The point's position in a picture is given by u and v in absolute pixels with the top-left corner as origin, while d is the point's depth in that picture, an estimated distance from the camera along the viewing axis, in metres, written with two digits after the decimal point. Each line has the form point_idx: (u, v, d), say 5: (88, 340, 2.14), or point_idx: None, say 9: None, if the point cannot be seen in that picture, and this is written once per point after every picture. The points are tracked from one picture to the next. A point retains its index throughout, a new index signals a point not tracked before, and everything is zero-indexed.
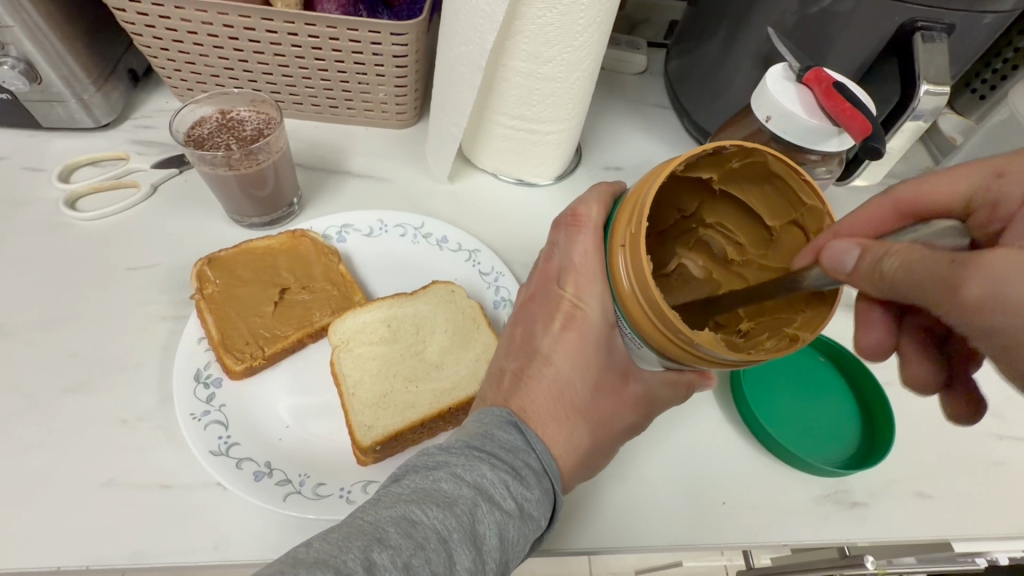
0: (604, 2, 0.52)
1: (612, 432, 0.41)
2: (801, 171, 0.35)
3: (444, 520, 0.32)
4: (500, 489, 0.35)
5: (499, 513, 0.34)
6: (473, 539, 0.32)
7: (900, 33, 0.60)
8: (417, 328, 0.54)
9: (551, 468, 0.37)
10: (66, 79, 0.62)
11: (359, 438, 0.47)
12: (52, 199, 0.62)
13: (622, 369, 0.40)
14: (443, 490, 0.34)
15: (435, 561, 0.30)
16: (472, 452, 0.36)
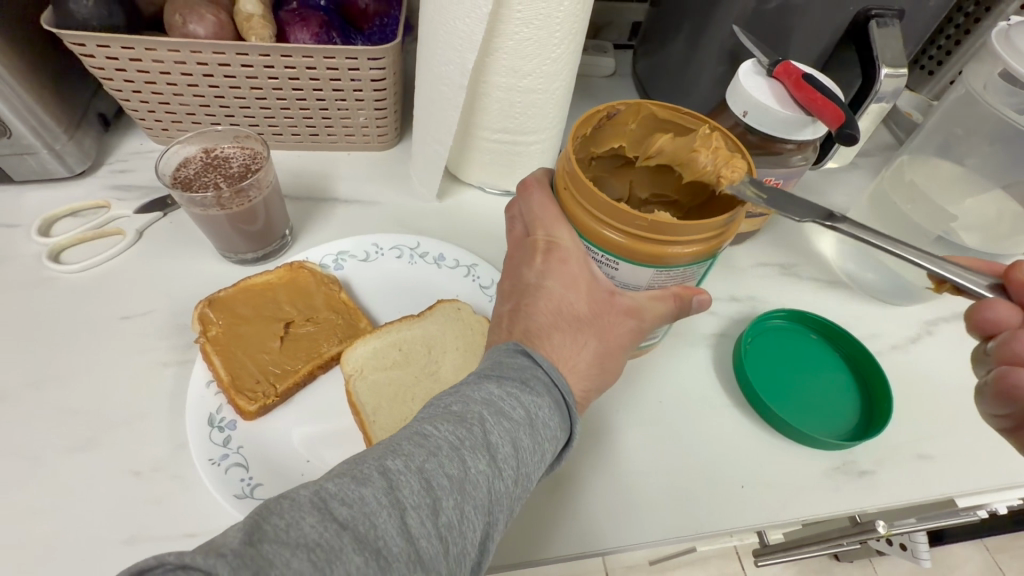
0: (577, 14, 0.54)
1: (617, 340, 0.44)
2: (682, 108, 0.45)
3: (456, 432, 0.33)
4: (510, 401, 0.36)
5: (511, 423, 0.35)
6: (489, 449, 0.33)
7: (855, 23, 0.63)
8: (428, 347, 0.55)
9: (559, 379, 0.39)
10: (37, 130, 0.60)
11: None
12: (32, 254, 0.60)
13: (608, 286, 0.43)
14: (453, 408, 0.35)
15: (448, 465, 0.31)
16: (479, 377, 0.38)
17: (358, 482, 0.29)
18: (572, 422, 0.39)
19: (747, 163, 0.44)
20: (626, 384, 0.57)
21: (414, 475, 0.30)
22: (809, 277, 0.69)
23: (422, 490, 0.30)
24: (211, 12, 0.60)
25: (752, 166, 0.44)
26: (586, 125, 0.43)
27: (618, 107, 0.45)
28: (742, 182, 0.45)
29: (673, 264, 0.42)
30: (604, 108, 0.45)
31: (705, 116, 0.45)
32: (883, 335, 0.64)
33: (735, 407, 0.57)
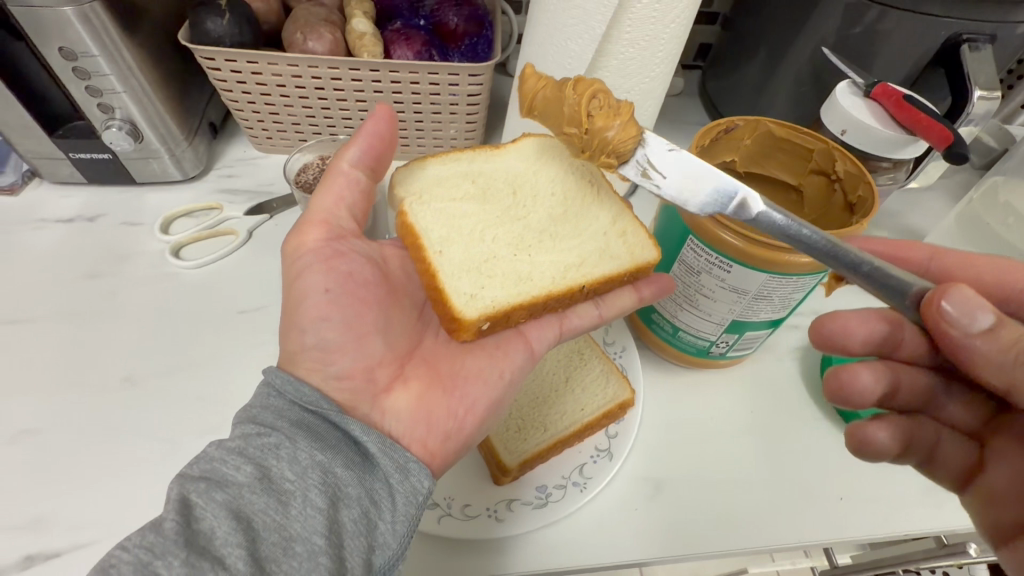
0: (680, 36, 0.56)
1: (362, 290, 0.45)
2: (798, 127, 0.48)
3: (258, 491, 0.33)
4: (289, 446, 0.36)
5: (374, 434, 0.39)
6: (286, 475, 0.35)
7: (946, 47, 0.63)
8: (638, 289, 0.50)
9: (313, 402, 0.39)
10: (164, 137, 0.65)
11: (462, 314, 0.45)
12: (154, 251, 0.64)
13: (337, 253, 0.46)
14: (287, 414, 0.38)
15: (260, 506, 0.33)
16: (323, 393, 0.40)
17: (233, 516, 0.31)
18: (377, 465, 0.38)
19: (865, 178, 0.45)
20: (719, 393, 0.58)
21: (220, 511, 0.31)
22: None
23: (233, 527, 0.31)
24: (329, 31, 0.64)
25: (871, 181, 0.45)
26: (701, 140, 0.48)
27: (737, 123, 0.49)
28: (854, 198, 0.47)
29: (789, 271, 0.43)
30: (722, 123, 0.50)
31: (821, 135, 0.48)
32: None
33: (829, 421, 0.57)
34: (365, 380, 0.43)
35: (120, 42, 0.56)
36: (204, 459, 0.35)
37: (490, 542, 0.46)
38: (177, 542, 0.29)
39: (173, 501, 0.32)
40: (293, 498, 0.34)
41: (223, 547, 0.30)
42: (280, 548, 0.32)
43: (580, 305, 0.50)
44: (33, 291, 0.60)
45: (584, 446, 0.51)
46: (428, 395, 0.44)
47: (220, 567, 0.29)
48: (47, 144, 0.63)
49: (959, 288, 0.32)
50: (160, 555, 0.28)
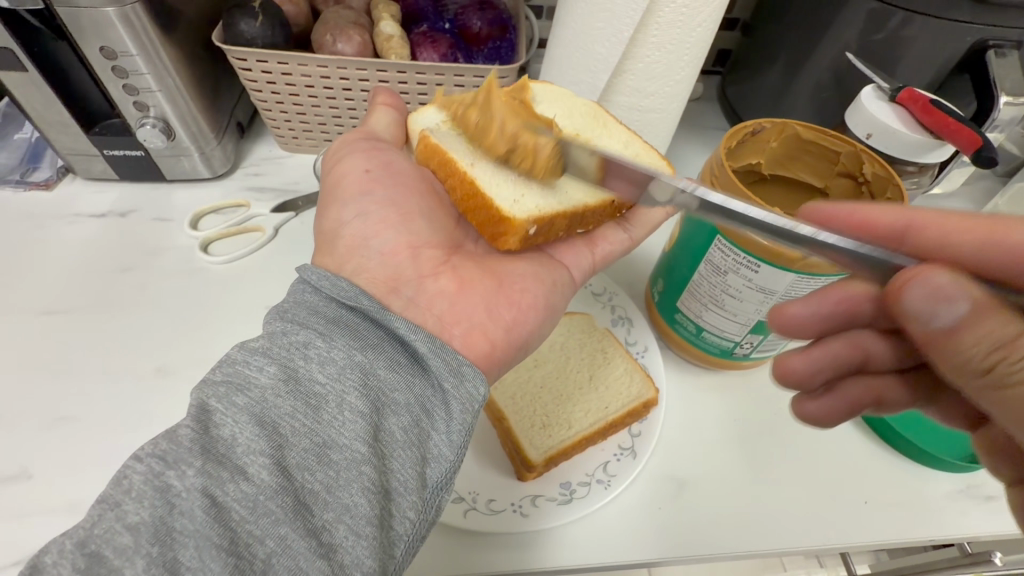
0: (706, 41, 0.57)
1: (393, 182, 0.51)
2: (826, 130, 0.49)
3: (291, 400, 0.34)
4: (319, 351, 0.37)
5: (419, 334, 0.39)
6: (316, 377, 0.36)
7: (972, 52, 0.62)
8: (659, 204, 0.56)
9: (348, 296, 0.40)
10: (195, 135, 0.67)
11: (512, 215, 0.47)
12: (184, 246, 0.66)
13: (370, 149, 0.52)
14: (320, 311, 0.39)
15: (293, 413, 0.34)
16: (360, 288, 0.41)
17: (260, 426, 0.33)
18: (428, 368, 0.38)
19: (894, 182, 0.46)
20: (743, 394, 0.58)
21: (242, 417, 0.33)
22: None
23: (256, 433, 0.32)
24: (357, 33, 0.65)
25: (901, 184, 0.45)
26: (729, 143, 0.48)
27: (762, 125, 0.50)
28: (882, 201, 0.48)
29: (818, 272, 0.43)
30: (750, 125, 0.50)
31: (850, 137, 0.48)
32: None
33: (852, 425, 0.56)
34: (409, 262, 0.47)
35: (158, 42, 0.58)
36: (227, 363, 0.36)
37: (514, 538, 0.46)
38: (194, 449, 0.31)
39: (193, 406, 0.33)
40: (323, 401, 0.35)
41: (244, 455, 0.32)
42: (312, 453, 0.33)
43: (607, 228, 0.57)
44: (67, 283, 0.61)
45: (608, 444, 0.51)
46: (482, 286, 0.48)
47: (240, 477, 0.31)
48: (84, 140, 0.65)
49: (933, 275, 0.30)
50: (173, 464, 0.30)
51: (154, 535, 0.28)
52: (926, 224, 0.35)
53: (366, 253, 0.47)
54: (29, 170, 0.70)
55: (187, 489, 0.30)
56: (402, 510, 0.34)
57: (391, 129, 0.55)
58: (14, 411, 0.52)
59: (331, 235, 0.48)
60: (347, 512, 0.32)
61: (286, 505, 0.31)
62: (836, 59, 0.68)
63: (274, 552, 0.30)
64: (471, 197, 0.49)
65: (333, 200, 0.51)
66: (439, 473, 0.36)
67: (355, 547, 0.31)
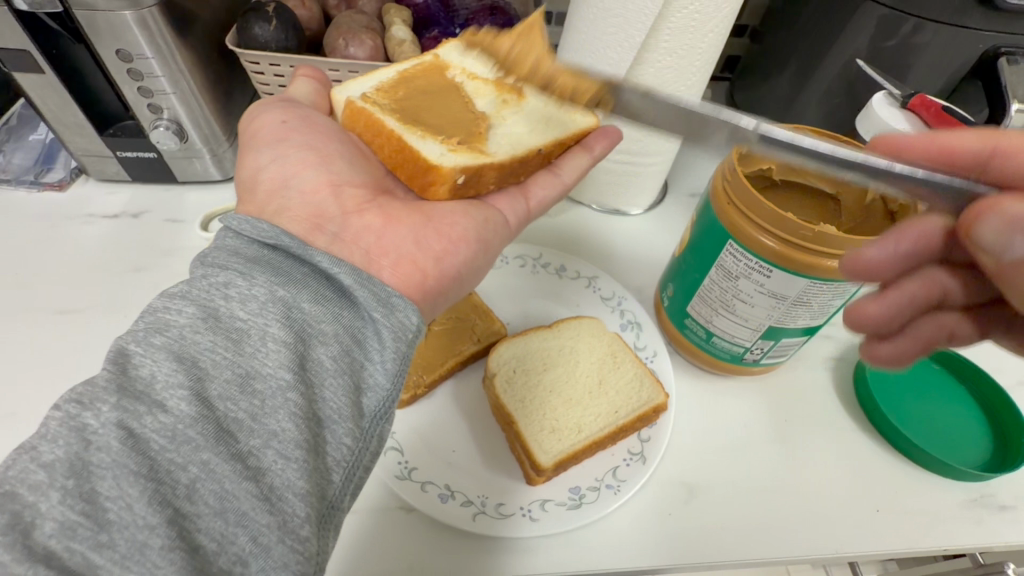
0: (717, 46, 0.57)
1: (309, 130, 0.50)
2: (840, 136, 0.49)
3: (214, 337, 0.33)
4: (239, 289, 0.35)
5: (343, 267, 0.38)
6: (237, 315, 0.34)
7: (984, 59, 0.62)
8: (588, 147, 0.55)
9: (274, 238, 0.39)
10: (207, 137, 0.67)
11: (439, 164, 0.49)
12: (195, 247, 0.66)
13: (288, 109, 0.52)
14: (240, 253, 0.38)
15: (215, 349, 0.32)
16: (281, 229, 0.40)
17: (178, 360, 0.31)
18: (355, 301, 0.38)
19: None
20: (754, 400, 0.57)
21: (161, 355, 0.31)
22: None
23: (173, 368, 0.31)
24: (370, 37, 0.66)
25: None
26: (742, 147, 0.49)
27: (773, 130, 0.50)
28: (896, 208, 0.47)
29: (830, 277, 0.43)
30: (762, 130, 0.50)
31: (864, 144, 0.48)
32: (1008, 372, 0.63)
33: (864, 432, 0.56)
34: (330, 199, 0.46)
35: (174, 46, 0.58)
36: (147, 311, 0.34)
37: (524, 543, 0.46)
38: (109, 388, 0.29)
39: (111, 353, 0.31)
40: (245, 336, 0.33)
41: (163, 391, 0.30)
42: (236, 385, 0.32)
43: (540, 176, 0.56)
44: (79, 283, 0.62)
45: (617, 449, 0.51)
46: (410, 219, 0.47)
47: (159, 410, 0.29)
48: (97, 142, 0.66)
49: (1010, 207, 0.32)
50: (88, 405, 0.28)
51: (69, 470, 0.27)
52: (1010, 150, 0.37)
53: (286, 193, 0.46)
54: (43, 170, 0.71)
55: (104, 425, 0.28)
56: (336, 437, 0.34)
57: (314, 97, 0.56)
58: (27, 408, 0.52)
59: (251, 182, 0.47)
60: (275, 437, 0.31)
61: (209, 432, 0.30)
62: (846, 66, 0.68)
63: (199, 478, 0.29)
64: (399, 151, 0.51)
65: (250, 149, 0.50)
66: (376, 402, 0.36)
67: (286, 470, 0.31)
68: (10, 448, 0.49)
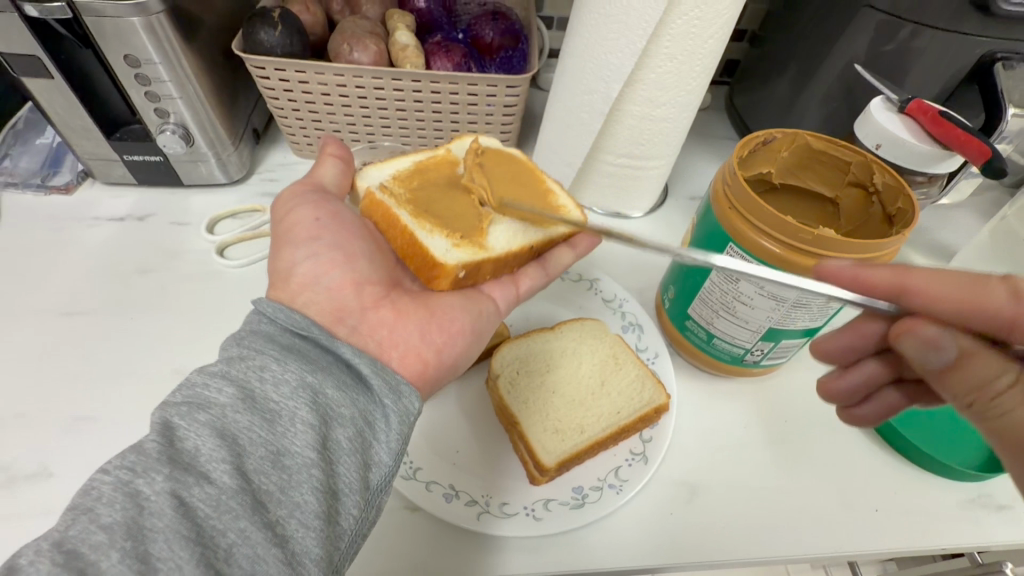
0: (717, 51, 0.58)
1: (336, 227, 0.50)
2: (838, 141, 0.50)
3: (250, 417, 0.34)
4: (277, 373, 0.36)
5: (363, 357, 0.40)
6: (272, 395, 0.35)
7: (980, 64, 0.63)
8: (572, 246, 0.57)
9: (304, 325, 0.41)
10: (213, 141, 0.68)
11: (443, 261, 0.49)
12: (201, 250, 0.67)
13: (314, 202, 0.51)
14: (275, 339, 0.39)
15: (252, 429, 0.33)
16: (311, 319, 0.42)
17: (220, 437, 0.32)
18: (372, 387, 0.39)
19: (907, 192, 0.46)
20: (754, 401, 0.58)
21: (204, 429, 0.33)
22: None
23: (216, 444, 0.32)
24: (373, 43, 0.66)
25: (912, 195, 0.46)
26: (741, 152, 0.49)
27: (774, 135, 0.51)
28: (893, 211, 0.48)
29: None
30: (762, 134, 0.51)
31: (860, 148, 0.49)
32: None
33: (864, 434, 0.57)
34: (354, 294, 0.46)
35: (181, 51, 0.59)
36: (185, 385, 0.35)
37: (528, 542, 0.46)
38: (159, 459, 0.31)
39: (156, 424, 0.33)
40: (278, 416, 0.35)
41: (207, 463, 0.31)
42: (267, 460, 0.33)
43: (530, 266, 0.56)
44: (87, 285, 0.62)
45: (619, 449, 0.52)
46: (416, 314, 0.47)
47: (204, 481, 0.31)
48: (104, 145, 0.66)
49: (920, 328, 0.32)
50: (142, 473, 0.30)
51: (125, 532, 0.28)
52: (921, 288, 0.34)
53: (316, 290, 0.45)
54: (50, 174, 0.71)
55: (156, 493, 0.29)
56: (347, 509, 0.34)
57: (339, 179, 0.55)
58: (36, 410, 0.52)
59: (283, 276, 0.47)
60: (298, 508, 0.32)
61: (246, 503, 0.31)
62: (845, 71, 0.69)
63: (236, 544, 0.30)
64: (410, 245, 0.51)
65: (283, 243, 0.49)
66: (381, 477, 0.37)
67: (306, 539, 0.32)
68: (20, 449, 0.50)
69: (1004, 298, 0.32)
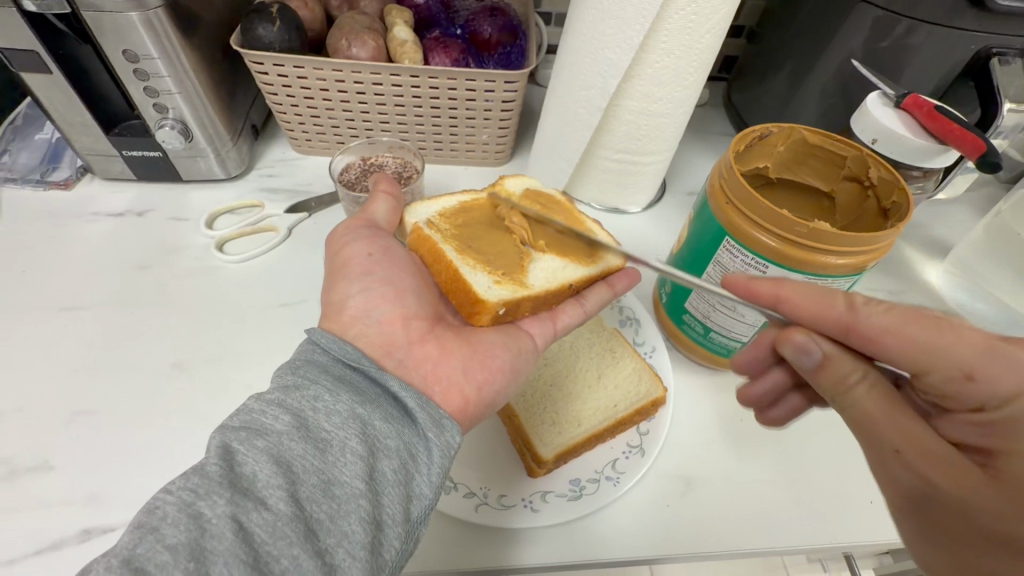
0: (715, 46, 0.58)
1: (384, 265, 0.49)
2: (834, 135, 0.50)
3: (303, 445, 0.35)
4: (330, 405, 0.38)
5: (411, 390, 0.40)
6: (323, 426, 0.37)
7: (976, 59, 0.63)
8: (610, 284, 0.55)
9: (348, 355, 0.41)
10: (211, 137, 0.68)
11: (484, 298, 0.49)
12: (200, 245, 0.67)
13: (368, 237, 0.51)
14: (328, 370, 0.40)
15: (306, 457, 0.35)
16: (362, 350, 0.42)
17: (277, 466, 0.34)
18: (416, 420, 0.39)
19: (902, 185, 0.46)
20: None
21: (262, 456, 0.34)
22: (918, 305, 0.69)
23: (273, 471, 0.33)
24: (372, 38, 0.66)
25: (907, 189, 0.46)
26: (736, 147, 0.50)
27: (770, 129, 0.51)
28: (890, 204, 0.48)
29: (826, 272, 0.44)
30: (758, 129, 0.51)
31: (856, 142, 0.49)
32: None
33: None
34: (403, 330, 0.45)
35: (179, 47, 0.59)
36: (244, 411, 0.37)
37: (525, 533, 0.47)
38: (221, 483, 0.32)
39: (216, 448, 0.34)
40: (329, 446, 0.36)
41: (264, 488, 0.33)
42: (319, 489, 0.34)
43: (568, 301, 0.55)
44: (86, 281, 0.62)
45: (617, 442, 0.52)
46: (457, 349, 0.46)
47: (261, 506, 0.32)
48: (103, 141, 0.67)
49: (794, 337, 0.39)
50: (204, 495, 0.32)
51: (188, 553, 0.29)
52: (793, 300, 0.40)
53: (366, 323, 0.45)
54: (48, 170, 0.71)
55: (217, 516, 0.31)
56: (390, 540, 0.35)
57: (390, 214, 0.54)
58: (37, 404, 0.53)
59: (335, 308, 0.46)
60: (346, 537, 0.33)
61: (299, 531, 0.32)
62: (842, 66, 0.69)
63: (288, 571, 0.31)
64: (451, 279, 0.51)
65: (337, 277, 0.48)
66: (422, 509, 0.37)
67: (353, 570, 0.32)
68: (21, 442, 0.50)
69: (842, 309, 0.38)
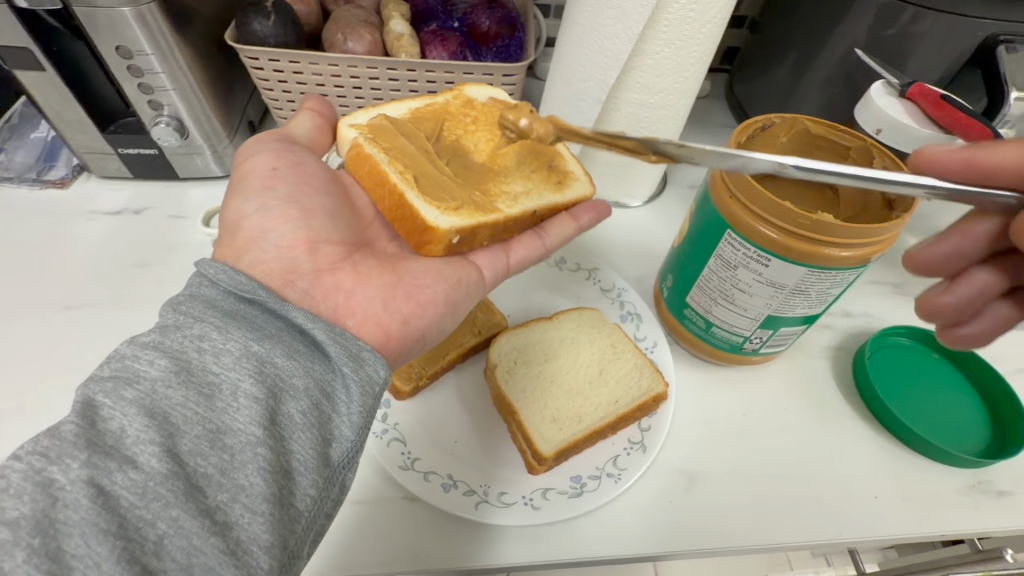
0: (716, 35, 0.57)
1: (283, 179, 0.49)
2: (836, 126, 0.49)
3: (188, 394, 0.32)
4: (218, 347, 0.35)
5: (318, 323, 0.39)
6: (210, 368, 0.34)
7: (983, 47, 0.62)
8: (576, 217, 0.56)
9: (247, 291, 0.39)
10: (208, 134, 0.68)
11: (435, 225, 0.47)
12: (199, 243, 0.67)
13: (278, 150, 0.51)
14: (217, 305, 0.38)
15: (188, 405, 0.32)
16: (259, 282, 0.40)
17: (148, 415, 0.30)
18: (330, 357, 0.38)
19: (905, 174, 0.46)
20: (754, 388, 0.58)
21: (131, 409, 0.31)
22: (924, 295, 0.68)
23: (145, 424, 0.30)
24: (368, 32, 0.66)
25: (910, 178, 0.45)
26: (739, 138, 0.49)
27: (772, 120, 0.51)
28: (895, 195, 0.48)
29: (829, 265, 0.43)
30: (760, 119, 0.51)
31: (860, 133, 0.49)
32: (1009, 357, 0.63)
33: (866, 421, 0.56)
34: (306, 255, 0.46)
35: (173, 42, 0.58)
36: (114, 358, 0.33)
37: (527, 531, 0.47)
38: (77, 443, 0.29)
39: (78, 403, 0.31)
40: (217, 390, 0.33)
41: (134, 446, 0.29)
42: (206, 440, 0.31)
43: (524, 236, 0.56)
44: (83, 280, 0.62)
45: (618, 439, 0.52)
46: (379, 279, 0.47)
47: (129, 466, 0.29)
48: (99, 139, 0.66)
49: None
50: (55, 459, 0.28)
51: (34, 527, 0.26)
52: None
53: (263, 246, 0.45)
54: (44, 169, 0.71)
55: (72, 481, 0.27)
56: (302, 488, 0.33)
57: (311, 133, 0.55)
58: (33, 404, 0.52)
59: (231, 228, 0.47)
60: (243, 491, 0.31)
61: (178, 489, 0.29)
62: (845, 56, 0.68)
63: (167, 534, 0.28)
64: (399, 206, 0.49)
65: (236, 193, 0.49)
66: (343, 453, 0.36)
67: (252, 526, 0.30)
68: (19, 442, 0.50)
69: None
